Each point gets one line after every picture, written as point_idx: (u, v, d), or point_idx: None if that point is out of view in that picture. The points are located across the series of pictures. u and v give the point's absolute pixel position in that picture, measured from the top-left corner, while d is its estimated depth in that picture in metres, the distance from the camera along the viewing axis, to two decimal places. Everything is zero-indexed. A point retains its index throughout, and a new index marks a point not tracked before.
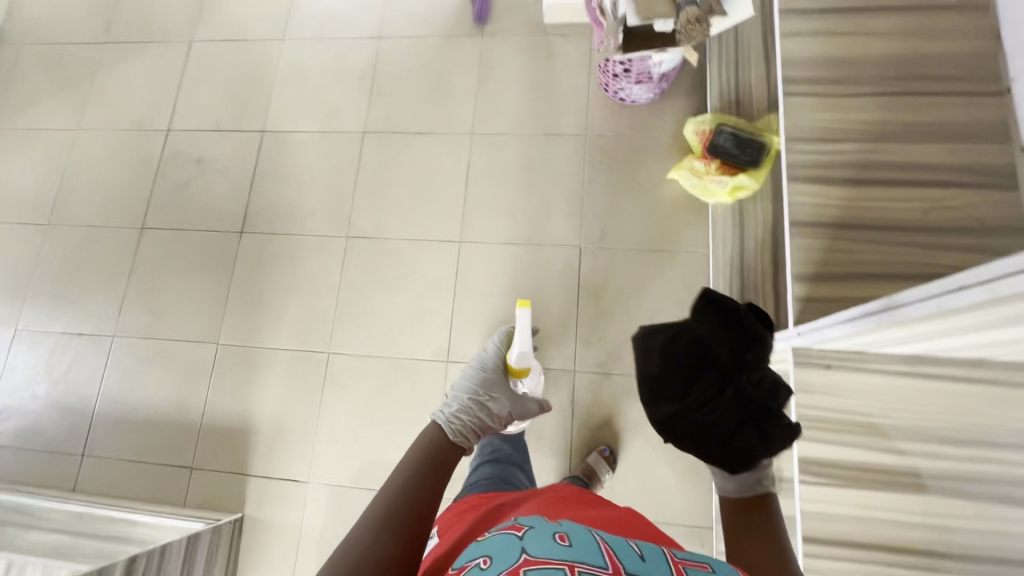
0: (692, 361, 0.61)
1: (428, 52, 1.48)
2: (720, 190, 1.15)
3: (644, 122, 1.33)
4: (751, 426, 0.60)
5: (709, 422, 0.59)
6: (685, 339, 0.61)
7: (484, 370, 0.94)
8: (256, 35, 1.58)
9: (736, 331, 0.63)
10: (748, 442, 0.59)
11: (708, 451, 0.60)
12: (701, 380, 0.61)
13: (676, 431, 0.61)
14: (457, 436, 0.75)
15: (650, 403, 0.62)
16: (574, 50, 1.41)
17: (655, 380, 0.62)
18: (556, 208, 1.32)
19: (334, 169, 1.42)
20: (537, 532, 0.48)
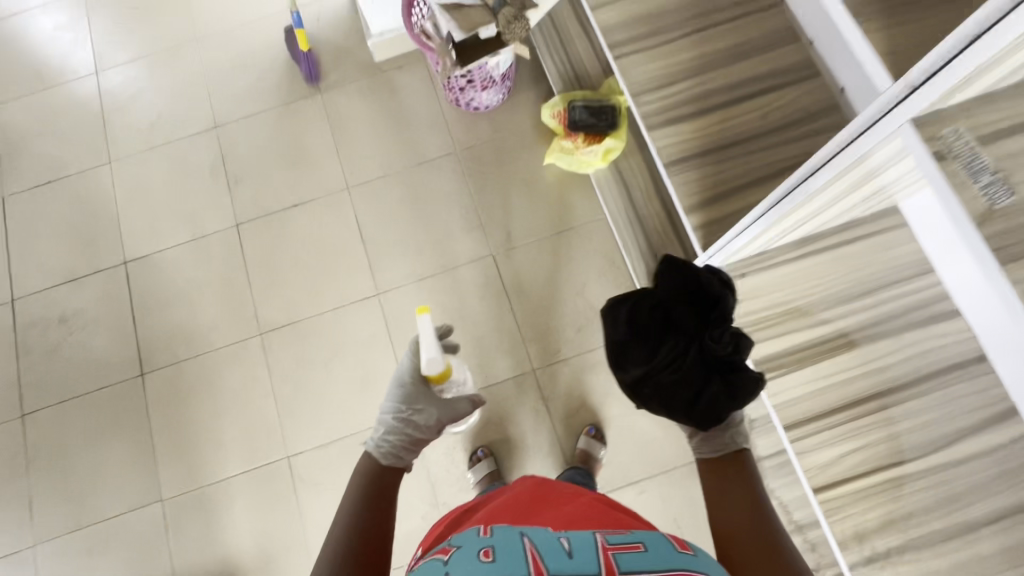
0: (653, 324, 0.67)
1: (272, 125, 1.43)
2: (594, 159, 1.23)
3: (505, 122, 1.38)
4: (716, 381, 0.64)
5: (671, 380, 0.64)
6: (645, 306, 0.67)
7: (403, 384, 0.85)
8: (77, 168, 1.44)
9: (698, 291, 0.66)
10: (713, 398, 0.63)
11: (678, 410, 0.65)
12: (665, 343, 0.66)
13: (646, 392, 0.66)
14: (385, 458, 0.75)
15: (623, 370, 0.69)
16: (414, 78, 1.44)
17: (623, 346, 0.68)
18: (457, 228, 1.33)
19: (220, 271, 1.34)
20: (463, 551, 0.49)
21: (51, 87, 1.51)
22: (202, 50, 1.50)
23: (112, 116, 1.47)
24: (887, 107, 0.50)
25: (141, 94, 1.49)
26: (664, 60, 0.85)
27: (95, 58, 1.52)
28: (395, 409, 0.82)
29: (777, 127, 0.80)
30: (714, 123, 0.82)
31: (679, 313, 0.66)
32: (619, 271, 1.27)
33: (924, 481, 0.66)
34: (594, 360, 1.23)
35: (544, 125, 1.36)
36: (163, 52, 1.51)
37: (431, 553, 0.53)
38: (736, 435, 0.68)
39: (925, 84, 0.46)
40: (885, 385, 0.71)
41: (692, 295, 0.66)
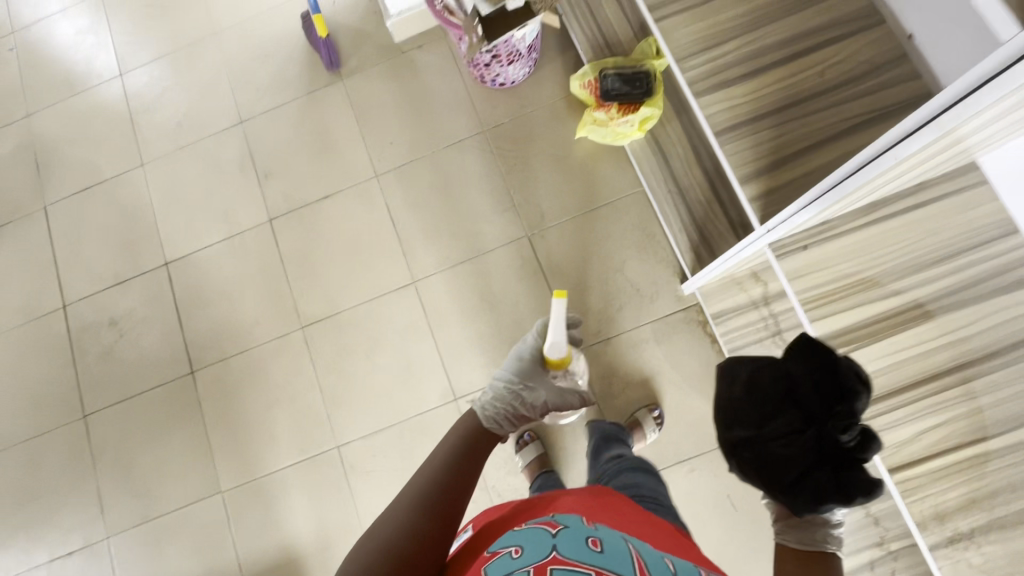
0: (770, 395, 0.62)
1: (297, 116, 1.41)
2: (630, 129, 1.17)
3: (531, 96, 1.33)
4: (827, 468, 0.57)
5: (780, 453, 0.59)
6: (769, 371, 0.63)
7: (521, 360, 0.92)
8: (112, 172, 1.46)
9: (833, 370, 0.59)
10: (817, 485, 0.57)
11: (777, 488, 0.60)
12: (781, 416, 0.61)
13: (748, 460, 0.62)
14: (490, 423, 0.80)
15: (728, 432, 0.65)
16: (435, 56, 1.39)
17: (734, 405, 0.64)
18: (489, 210, 1.30)
19: (258, 267, 1.34)
20: (571, 532, 0.53)
21: (80, 92, 1.52)
22: (222, 43, 1.48)
23: (140, 117, 1.48)
24: (990, 72, 0.43)
25: (166, 93, 1.48)
26: (709, 19, 0.79)
27: (118, 60, 1.52)
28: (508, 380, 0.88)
29: (834, 85, 0.74)
30: (768, 84, 0.76)
31: (803, 392, 0.60)
32: (659, 246, 1.23)
33: (1010, 458, 0.62)
34: (638, 338, 1.20)
35: (573, 97, 1.31)
36: (184, 48, 1.50)
37: (536, 522, 0.57)
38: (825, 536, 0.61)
39: None
40: (964, 358, 0.65)
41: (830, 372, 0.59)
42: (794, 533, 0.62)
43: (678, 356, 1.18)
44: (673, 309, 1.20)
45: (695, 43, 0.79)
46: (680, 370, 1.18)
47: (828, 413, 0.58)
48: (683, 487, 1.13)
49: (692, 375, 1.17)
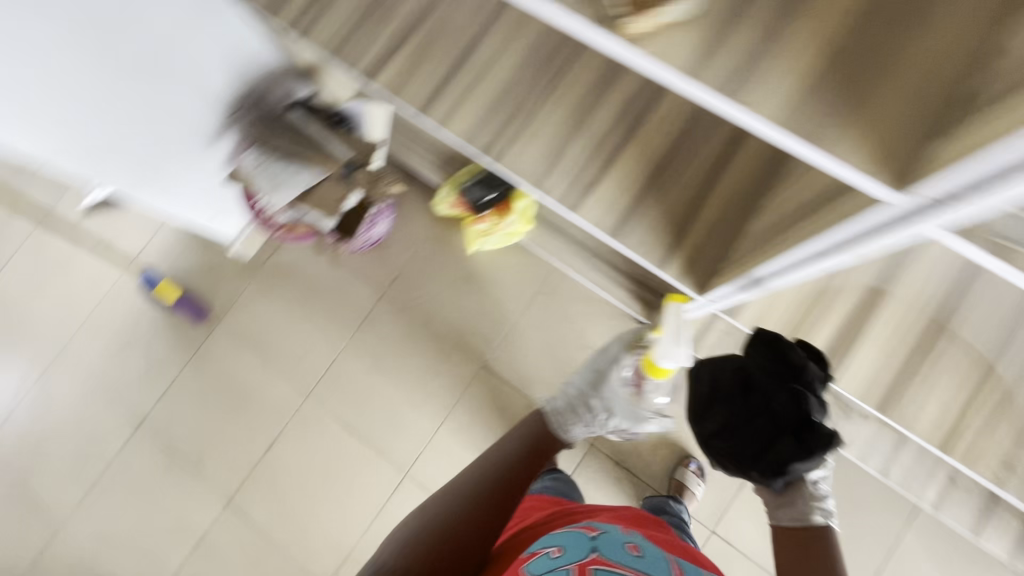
0: (734, 388, 0.74)
1: (194, 383, 1.28)
2: (517, 226, 1.15)
3: (407, 238, 1.29)
4: (788, 437, 0.68)
5: (742, 429, 0.71)
6: (730, 369, 0.75)
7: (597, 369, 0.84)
8: (29, 556, 1.25)
9: (776, 357, 0.72)
10: (780, 453, 0.68)
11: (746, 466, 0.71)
12: (744, 399, 0.72)
13: (716, 446, 0.74)
14: (557, 429, 0.80)
15: (701, 422, 0.77)
16: (296, 251, 1.31)
17: (699, 402, 0.77)
18: (434, 362, 1.24)
19: (243, 558, 1.20)
20: (610, 536, 0.58)
21: None
22: (73, 356, 1.32)
23: (26, 482, 1.28)
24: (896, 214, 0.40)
25: (40, 439, 1.30)
26: (537, 138, 0.77)
27: None
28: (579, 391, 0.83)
29: (681, 138, 0.74)
30: (628, 165, 0.75)
31: (757, 376, 0.72)
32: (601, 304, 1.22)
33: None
34: None
35: (445, 218, 1.28)
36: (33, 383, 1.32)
37: (573, 525, 0.62)
38: (816, 513, 0.69)
39: (953, 203, 0.34)
40: None
41: (772, 357, 0.72)
42: (790, 513, 0.70)
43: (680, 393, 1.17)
44: None
45: (542, 162, 0.77)
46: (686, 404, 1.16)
47: (778, 388, 0.70)
48: (753, 506, 1.12)
49: None
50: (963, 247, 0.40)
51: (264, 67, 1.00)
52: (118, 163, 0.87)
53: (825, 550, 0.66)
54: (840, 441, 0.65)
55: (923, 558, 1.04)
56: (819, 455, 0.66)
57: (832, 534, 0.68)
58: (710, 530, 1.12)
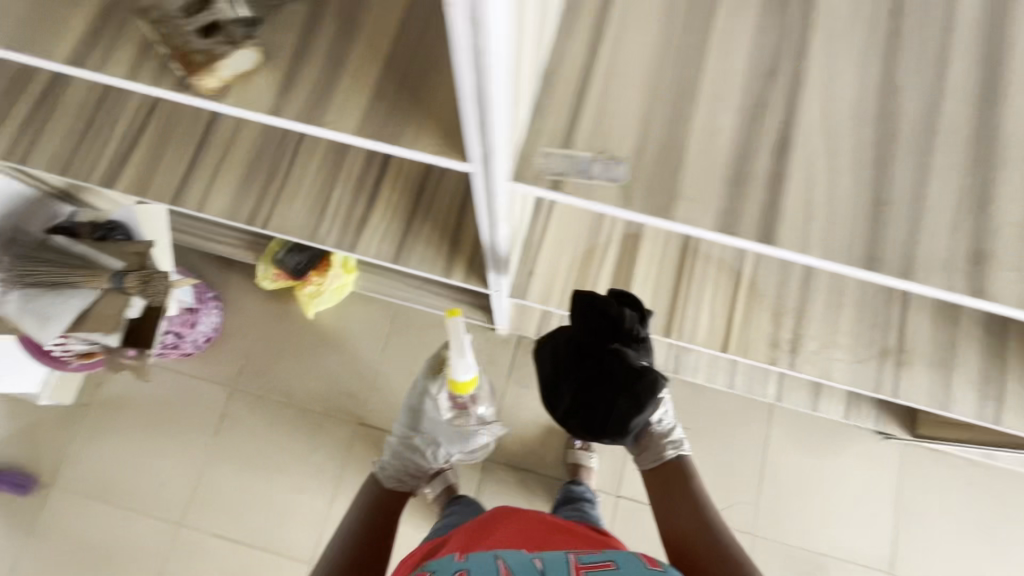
0: (572, 357, 0.74)
1: (40, 561, 1.12)
2: (343, 278, 1.15)
3: (242, 324, 1.23)
4: (622, 394, 0.72)
5: (586, 399, 0.73)
6: (561, 342, 0.75)
7: (411, 409, 1.03)
8: None
9: (598, 318, 0.74)
10: (621, 411, 0.72)
11: (598, 432, 0.74)
12: (581, 369, 0.73)
13: (570, 422, 0.75)
14: (389, 482, 0.97)
15: (551, 403, 0.76)
16: (122, 378, 1.20)
17: (546, 384, 0.76)
18: (307, 439, 1.19)
19: None
20: None
21: None
22: None
23: None
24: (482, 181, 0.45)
25: None
26: (298, 193, 0.78)
27: None
28: (403, 438, 1.02)
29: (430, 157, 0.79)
30: (392, 194, 0.78)
31: (587, 340, 0.73)
32: None
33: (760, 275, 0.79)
34: (512, 401, 1.21)
35: (276, 292, 1.25)
36: None
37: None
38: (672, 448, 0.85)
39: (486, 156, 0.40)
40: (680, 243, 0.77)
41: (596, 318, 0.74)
42: (651, 455, 0.86)
43: None
44: (510, 354, 1.23)
45: (311, 214, 0.78)
46: None
47: (608, 346, 0.73)
48: None
49: None
50: (566, 198, 0.43)
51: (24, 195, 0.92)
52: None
53: (684, 475, 0.82)
54: (660, 383, 0.73)
55: (786, 445, 1.18)
56: (648, 400, 0.73)
57: (687, 458, 0.85)
58: (616, 496, 1.17)
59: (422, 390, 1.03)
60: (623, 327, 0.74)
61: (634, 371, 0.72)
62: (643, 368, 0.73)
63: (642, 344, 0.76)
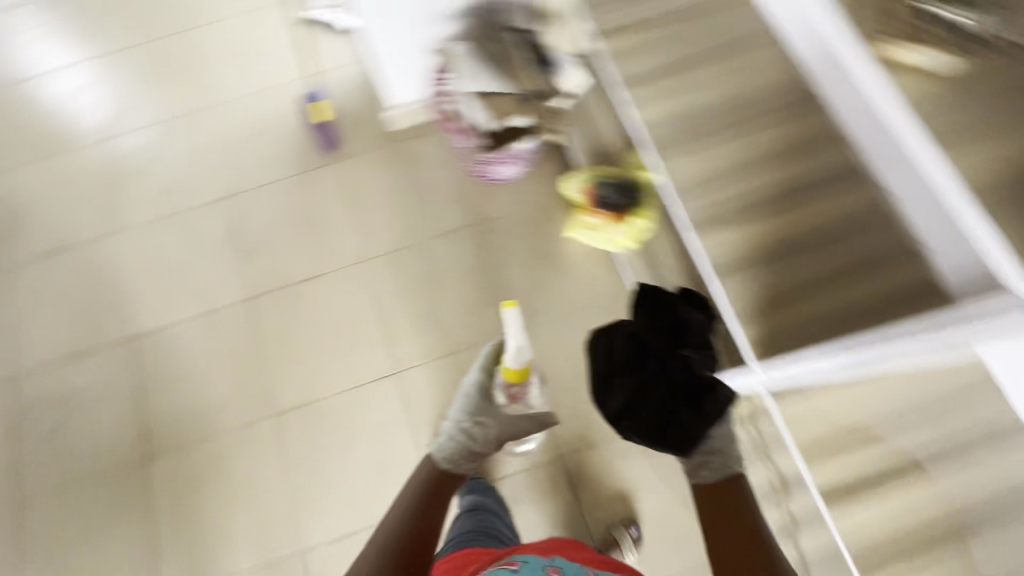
0: (631, 355, 0.92)
1: (287, 194, 1.39)
2: (623, 238, 1.20)
3: (526, 193, 1.36)
4: (683, 400, 0.89)
5: (648, 404, 0.89)
6: (624, 341, 0.93)
7: (470, 397, 1.11)
8: (86, 237, 1.40)
9: (662, 314, 0.96)
10: (684, 417, 0.88)
11: (655, 438, 0.91)
12: (644, 368, 0.91)
13: (626, 423, 0.92)
14: (445, 462, 1.05)
15: (606, 405, 0.94)
16: (432, 146, 1.41)
17: (600, 386, 0.94)
18: (480, 303, 1.30)
19: (229, 348, 1.28)
20: (530, 566, 0.78)
21: (64, 152, 1.47)
22: (218, 116, 1.48)
23: (122, 182, 1.44)
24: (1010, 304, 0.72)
25: (154, 160, 1.45)
26: None
27: (105, 123, 1.49)
28: (462, 425, 1.07)
29: None
30: None
31: (651, 341, 0.92)
32: None
33: None
34: (623, 448, 1.18)
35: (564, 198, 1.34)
36: (179, 117, 1.48)
37: (501, 566, 0.81)
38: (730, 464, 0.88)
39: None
40: None
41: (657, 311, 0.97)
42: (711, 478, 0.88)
43: (665, 468, 1.16)
44: None
45: None
46: (665, 481, 1.16)
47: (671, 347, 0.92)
48: None
49: (675, 487, 1.16)
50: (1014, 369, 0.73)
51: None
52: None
53: (741, 493, 0.85)
54: (726, 392, 0.88)
55: None
56: (710, 396, 0.88)
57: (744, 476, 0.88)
58: None
59: (478, 382, 1.13)
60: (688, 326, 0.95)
61: (691, 370, 0.90)
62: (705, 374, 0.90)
63: (704, 350, 0.94)
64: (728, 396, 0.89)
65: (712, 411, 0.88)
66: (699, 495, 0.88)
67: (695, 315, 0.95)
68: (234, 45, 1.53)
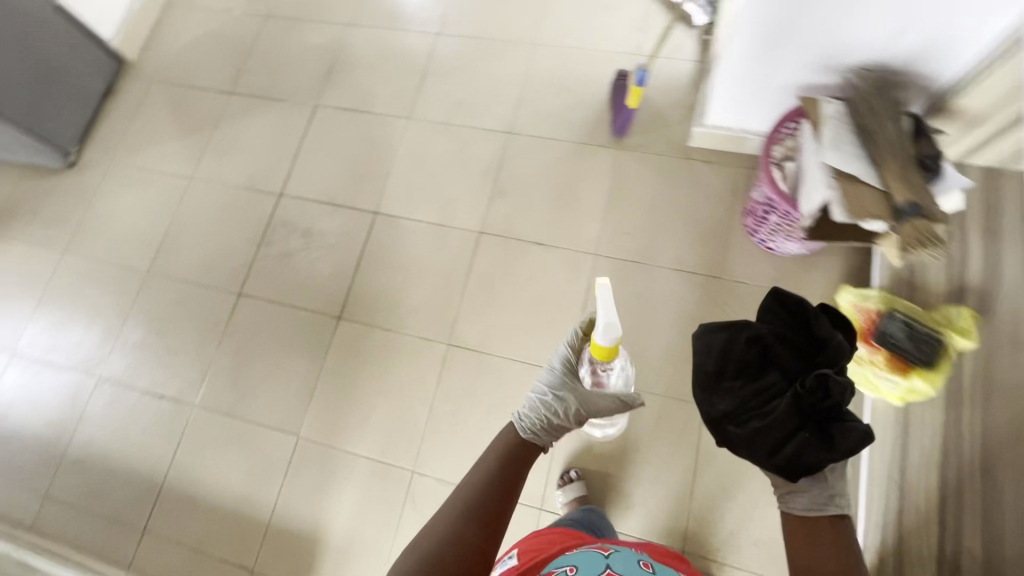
0: (751, 356, 0.71)
1: (559, 156, 1.39)
2: (888, 388, 1.04)
3: (791, 278, 1.22)
4: (808, 427, 0.68)
5: (761, 423, 0.68)
6: (741, 340, 0.71)
7: (555, 372, 0.91)
8: (382, 108, 1.53)
9: (802, 326, 0.73)
10: (802, 444, 0.66)
11: (762, 459, 0.68)
12: (764, 379, 0.71)
13: (731, 432, 0.69)
14: (525, 432, 0.82)
15: (708, 406, 0.72)
16: (719, 182, 1.31)
17: (702, 383, 0.73)
18: (683, 358, 1.21)
19: (444, 265, 1.35)
20: (622, 556, 0.65)
21: (400, 28, 1.61)
22: (535, 56, 1.50)
23: (430, 76, 1.54)
24: None
25: (462, 69, 1.53)
26: None
27: (443, 18, 1.60)
28: (543, 396, 0.89)
29: None
30: None
31: (774, 349, 0.71)
32: None
33: None
34: None
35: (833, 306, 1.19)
36: (500, 41, 1.54)
37: (586, 549, 0.69)
38: (834, 503, 0.67)
39: None
40: None
41: (790, 317, 0.74)
42: (809, 504, 0.68)
43: None
44: None
45: None
46: None
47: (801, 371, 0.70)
48: None
49: None
50: None
51: (930, 73, 0.97)
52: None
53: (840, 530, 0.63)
54: (867, 432, 0.65)
55: None
56: (850, 437, 0.65)
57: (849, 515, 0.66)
58: None
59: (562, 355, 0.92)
60: (826, 348, 0.70)
61: (825, 392, 0.67)
62: (838, 397, 0.66)
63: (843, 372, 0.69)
64: (866, 432, 0.65)
65: (839, 442, 0.65)
66: (784, 524, 0.66)
67: (844, 336, 0.69)
68: None
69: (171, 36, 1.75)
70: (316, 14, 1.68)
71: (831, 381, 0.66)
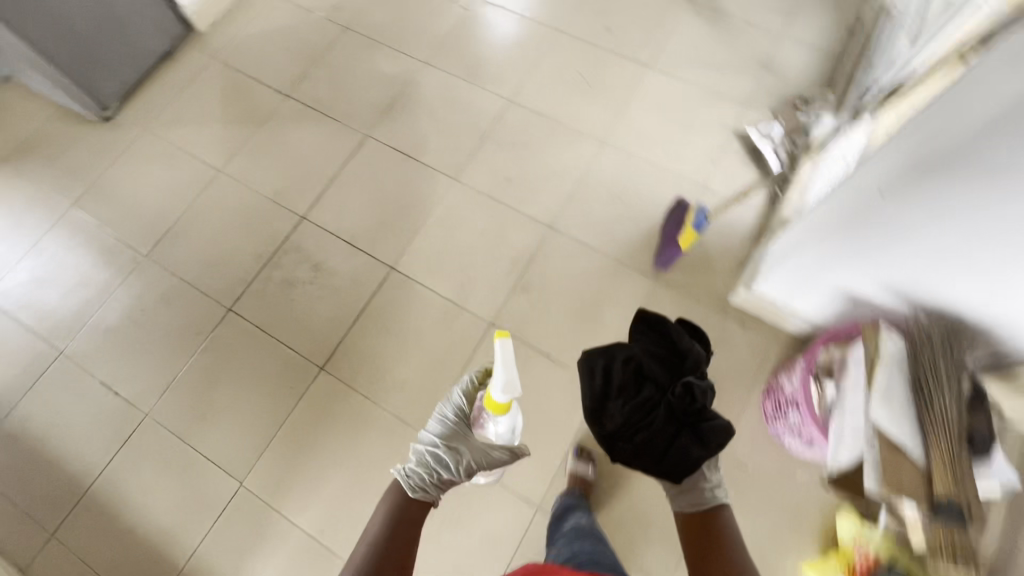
0: (629, 375, 0.86)
1: (593, 269, 1.33)
2: None
3: (792, 480, 1.14)
4: (685, 432, 0.83)
5: (642, 438, 0.82)
6: (621, 367, 0.86)
7: (449, 425, 0.96)
8: (431, 161, 1.47)
9: (670, 353, 0.90)
10: (682, 448, 0.82)
11: (648, 465, 0.83)
12: (642, 393, 0.85)
13: (618, 447, 0.84)
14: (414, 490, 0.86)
15: (597, 424, 0.86)
16: (747, 352, 1.24)
17: (593, 405, 0.86)
18: (657, 528, 1.14)
19: (444, 348, 1.28)
20: None
21: (474, 84, 1.55)
22: (600, 155, 1.44)
23: (489, 142, 1.48)
24: None
25: (522, 146, 1.47)
26: None
27: (520, 87, 1.54)
28: (434, 449, 0.92)
29: None
30: None
31: (647, 365, 0.86)
32: None
33: None
34: None
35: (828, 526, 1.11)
36: (568, 130, 1.48)
37: None
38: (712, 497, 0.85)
39: None
40: None
41: (659, 341, 0.92)
42: (689, 501, 0.85)
43: None
44: None
45: None
46: None
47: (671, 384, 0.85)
48: None
49: None
50: None
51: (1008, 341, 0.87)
52: (855, 211, 0.83)
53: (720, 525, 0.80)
54: (729, 428, 0.82)
55: None
56: (717, 437, 0.82)
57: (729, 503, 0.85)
58: None
59: (454, 402, 0.99)
60: (688, 358, 0.88)
61: (692, 399, 0.83)
62: (704, 403, 0.82)
63: (704, 375, 0.88)
64: (725, 425, 0.82)
65: (710, 439, 0.82)
66: (683, 528, 0.83)
67: (698, 348, 0.88)
68: (657, 110, 1.49)
69: (246, 19, 1.71)
70: (395, 43, 1.63)
71: (695, 392, 0.82)
